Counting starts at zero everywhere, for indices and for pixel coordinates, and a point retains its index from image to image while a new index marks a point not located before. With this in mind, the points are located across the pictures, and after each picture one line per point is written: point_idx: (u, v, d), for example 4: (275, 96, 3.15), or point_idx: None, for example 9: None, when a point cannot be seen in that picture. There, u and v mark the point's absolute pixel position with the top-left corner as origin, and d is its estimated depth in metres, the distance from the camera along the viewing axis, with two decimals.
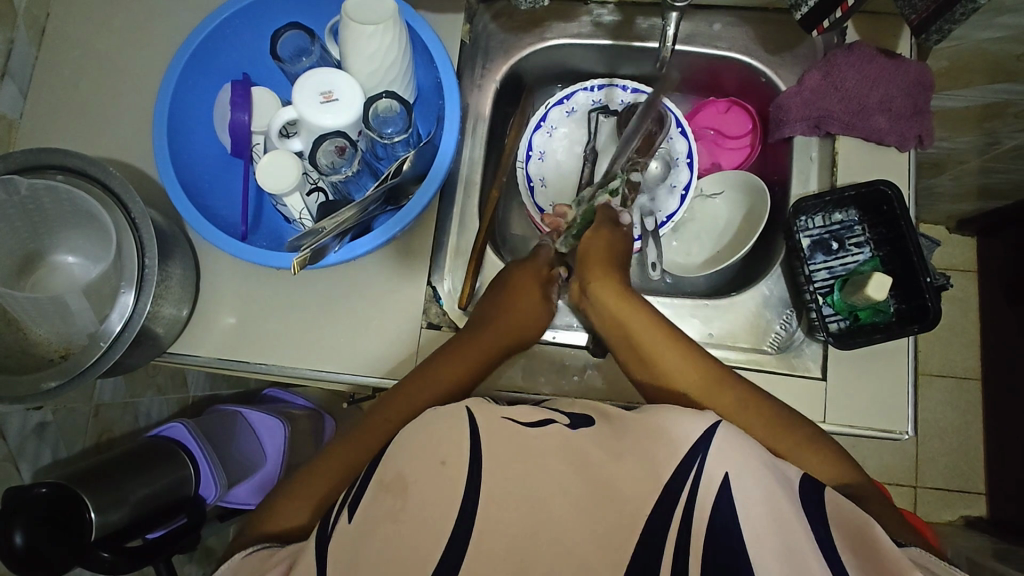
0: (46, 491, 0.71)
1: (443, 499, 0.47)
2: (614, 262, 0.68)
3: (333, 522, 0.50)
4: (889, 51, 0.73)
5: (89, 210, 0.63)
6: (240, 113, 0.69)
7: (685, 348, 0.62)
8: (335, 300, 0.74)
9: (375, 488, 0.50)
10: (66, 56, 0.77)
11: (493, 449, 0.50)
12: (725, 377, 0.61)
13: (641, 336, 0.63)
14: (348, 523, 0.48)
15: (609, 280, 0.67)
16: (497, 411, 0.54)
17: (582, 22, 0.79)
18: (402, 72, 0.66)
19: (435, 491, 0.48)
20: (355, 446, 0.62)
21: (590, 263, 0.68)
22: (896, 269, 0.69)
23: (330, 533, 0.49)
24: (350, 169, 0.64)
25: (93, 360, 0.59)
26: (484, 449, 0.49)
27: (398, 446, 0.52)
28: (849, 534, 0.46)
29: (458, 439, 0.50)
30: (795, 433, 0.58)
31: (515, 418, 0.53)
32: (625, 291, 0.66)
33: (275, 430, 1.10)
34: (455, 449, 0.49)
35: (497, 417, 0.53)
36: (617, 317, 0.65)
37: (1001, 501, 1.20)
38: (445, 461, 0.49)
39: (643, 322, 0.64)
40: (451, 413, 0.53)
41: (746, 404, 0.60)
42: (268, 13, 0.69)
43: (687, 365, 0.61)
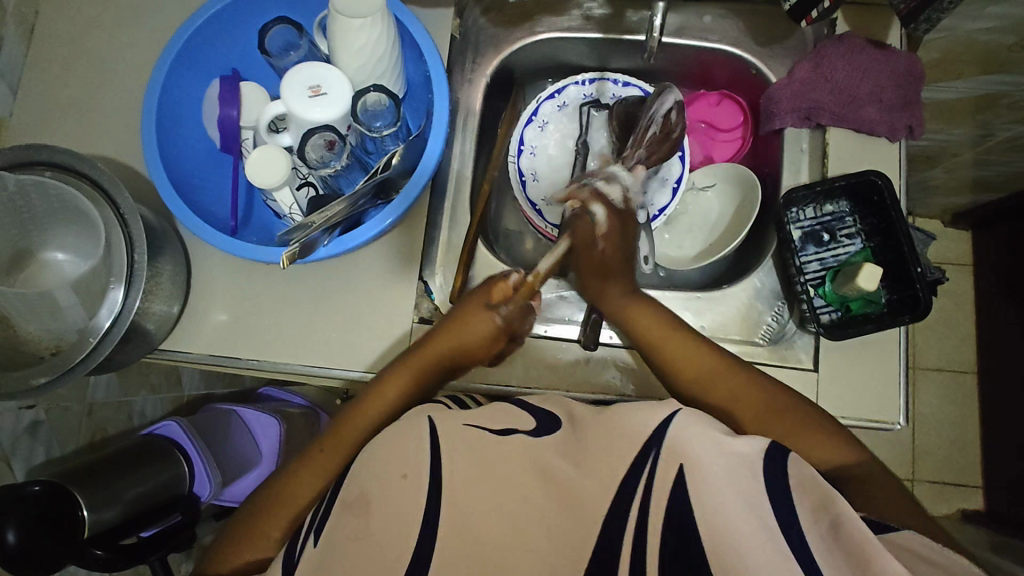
0: (39, 489, 0.71)
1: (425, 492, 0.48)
2: (615, 259, 0.69)
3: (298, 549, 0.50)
4: (878, 42, 0.73)
5: (78, 207, 0.63)
6: (228, 108, 0.70)
7: (694, 338, 0.65)
8: (327, 296, 0.74)
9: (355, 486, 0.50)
10: (55, 53, 0.77)
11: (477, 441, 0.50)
12: (726, 362, 0.63)
13: (653, 331, 0.65)
14: (313, 548, 0.49)
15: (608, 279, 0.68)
16: (458, 417, 0.53)
17: (572, 16, 0.79)
18: (392, 66, 0.66)
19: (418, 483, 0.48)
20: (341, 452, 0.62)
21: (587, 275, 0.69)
22: (886, 259, 0.69)
23: (296, 558, 0.49)
24: (339, 163, 0.65)
25: (84, 356, 0.59)
26: (451, 449, 0.49)
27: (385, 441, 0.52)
28: (816, 514, 0.44)
29: (415, 449, 0.50)
30: (800, 421, 0.58)
31: (477, 424, 0.52)
32: (625, 288, 0.68)
33: (270, 429, 1.10)
34: (415, 463, 0.49)
35: (461, 424, 0.52)
36: (620, 309, 0.67)
37: (997, 494, 1.20)
38: (405, 475, 0.49)
39: (648, 314, 0.66)
40: (411, 422, 0.53)
41: (751, 390, 0.61)
42: (255, 8, 0.69)
43: (696, 360, 0.63)
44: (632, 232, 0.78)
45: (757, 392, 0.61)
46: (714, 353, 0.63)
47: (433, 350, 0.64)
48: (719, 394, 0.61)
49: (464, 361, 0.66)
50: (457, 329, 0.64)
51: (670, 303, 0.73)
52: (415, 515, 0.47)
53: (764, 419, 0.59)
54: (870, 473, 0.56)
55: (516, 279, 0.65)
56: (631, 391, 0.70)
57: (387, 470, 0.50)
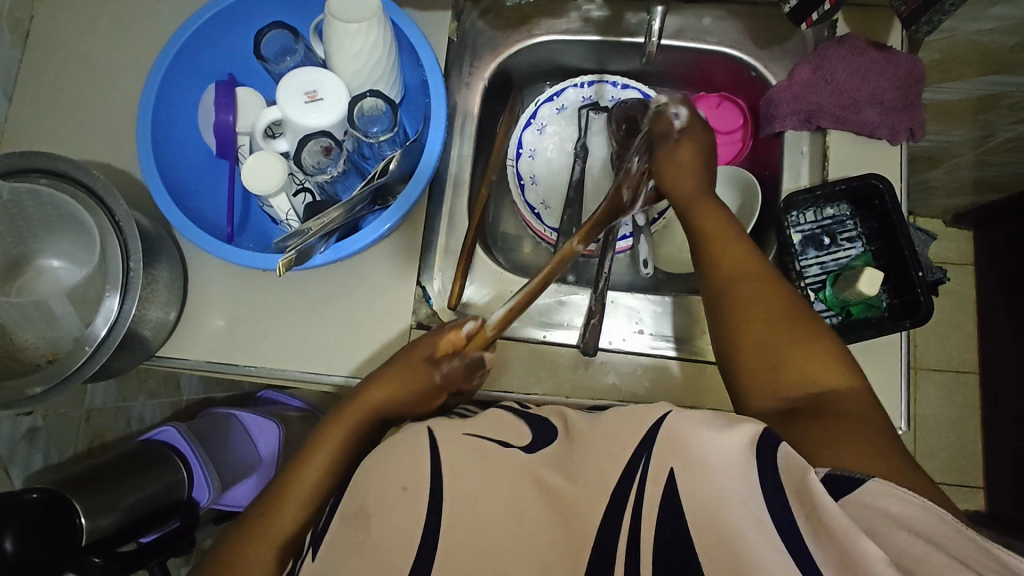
0: (37, 496, 0.70)
1: (423, 512, 0.45)
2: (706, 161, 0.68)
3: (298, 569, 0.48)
4: (879, 44, 0.72)
5: (73, 214, 0.62)
6: (224, 113, 0.68)
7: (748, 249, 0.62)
8: (324, 303, 0.73)
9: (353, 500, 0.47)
10: (51, 58, 0.76)
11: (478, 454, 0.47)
12: (763, 279, 0.60)
13: (709, 226, 0.64)
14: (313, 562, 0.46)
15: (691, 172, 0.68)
16: (457, 426, 0.50)
17: (571, 18, 0.78)
18: (388, 71, 0.65)
19: (414, 500, 0.45)
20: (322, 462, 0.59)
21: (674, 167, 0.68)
22: (888, 263, 0.68)
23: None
24: (336, 169, 0.64)
25: (80, 364, 0.59)
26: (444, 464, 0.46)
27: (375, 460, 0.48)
28: (801, 499, 0.39)
29: (413, 462, 0.47)
30: (809, 354, 0.55)
31: (478, 435, 0.49)
32: (703, 188, 0.67)
33: (269, 434, 1.10)
34: (413, 473, 0.46)
35: (459, 435, 0.49)
36: (690, 207, 0.66)
37: (999, 494, 1.19)
38: (405, 487, 0.45)
39: (714, 216, 0.65)
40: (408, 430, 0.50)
41: (779, 311, 0.57)
42: (251, 13, 0.68)
43: (737, 252, 0.62)
44: (632, 235, 0.78)
45: (788, 305, 0.58)
46: (761, 262, 0.61)
47: (376, 398, 0.61)
48: (748, 291, 0.59)
49: (397, 418, 0.62)
50: (398, 383, 0.61)
51: (672, 307, 0.73)
52: None
53: (774, 338, 0.56)
54: (861, 412, 0.52)
55: (471, 329, 0.64)
56: (631, 396, 0.69)
57: (384, 483, 0.46)
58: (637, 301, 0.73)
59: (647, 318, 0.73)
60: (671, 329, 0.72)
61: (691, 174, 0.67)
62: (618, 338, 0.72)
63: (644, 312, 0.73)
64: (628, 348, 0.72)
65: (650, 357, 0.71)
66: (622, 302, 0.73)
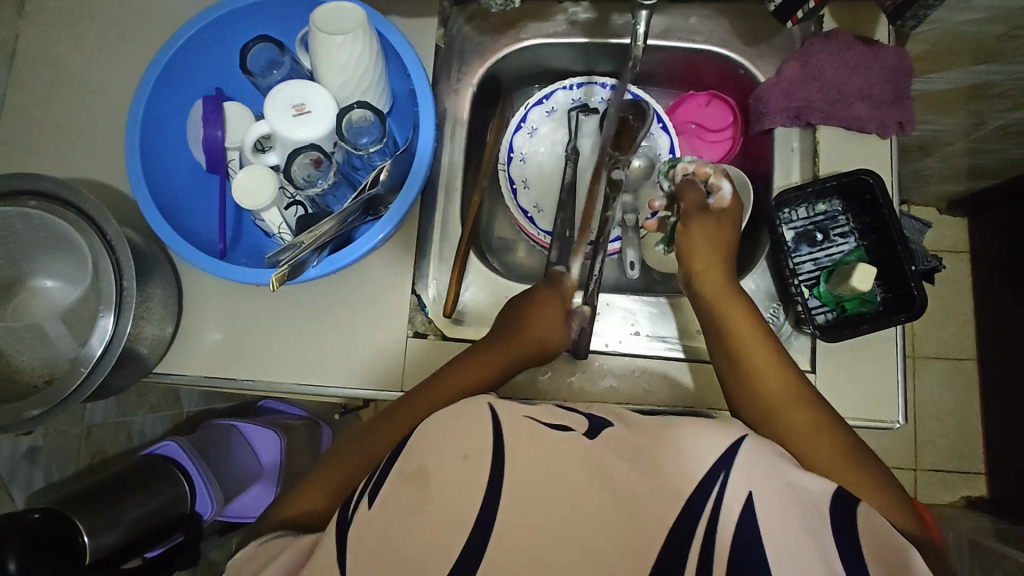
0: (39, 516, 0.71)
1: (486, 477, 0.47)
2: (728, 252, 0.69)
3: (353, 506, 0.49)
4: (866, 38, 0.72)
5: (64, 235, 0.62)
6: (212, 129, 0.68)
7: (780, 357, 0.63)
8: (320, 315, 0.73)
9: (413, 459, 0.49)
10: (37, 78, 0.76)
11: (519, 440, 0.49)
12: (800, 389, 0.61)
13: (745, 335, 0.64)
14: (367, 509, 0.47)
15: (714, 264, 0.68)
16: (519, 410, 0.53)
17: (557, 21, 0.78)
18: (375, 82, 0.65)
19: (478, 468, 0.47)
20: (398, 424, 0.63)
21: (693, 255, 0.69)
22: (880, 258, 0.68)
23: (350, 518, 0.48)
24: (326, 181, 0.64)
25: (76, 385, 0.59)
26: (509, 440, 0.49)
27: (437, 425, 0.50)
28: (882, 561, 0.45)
29: (481, 432, 0.49)
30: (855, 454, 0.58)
31: (537, 420, 0.52)
32: (728, 286, 0.67)
33: (270, 444, 1.09)
34: (479, 443, 0.48)
35: (520, 417, 0.51)
36: (717, 311, 0.66)
37: (1000, 480, 1.20)
38: (468, 455, 0.47)
39: (737, 315, 0.65)
40: (473, 405, 0.52)
41: (819, 425, 0.59)
42: (236, 26, 0.68)
43: (772, 362, 0.62)
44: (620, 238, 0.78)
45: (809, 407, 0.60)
46: (778, 363, 0.62)
47: (510, 348, 0.67)
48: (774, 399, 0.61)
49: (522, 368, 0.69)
50: (539, 330, 0.68)
51: (670, 308, 0.73)
52: None
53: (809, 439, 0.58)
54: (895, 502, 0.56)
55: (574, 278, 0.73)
56: (630, 398, 0.69)
57: (441, 453, 0.48)
58: (631, 303, 0.73)
59: (643, 319, 0.73)
60: (665, 330, 0.72)
61: (717, 270, 0.68)
62: (614, 340, 0.72)
63: (639, 313, 0.73)
64: (625, 350, 0.72)
65: (647, 358, 0.71)
66: (617, 304, 0.73)
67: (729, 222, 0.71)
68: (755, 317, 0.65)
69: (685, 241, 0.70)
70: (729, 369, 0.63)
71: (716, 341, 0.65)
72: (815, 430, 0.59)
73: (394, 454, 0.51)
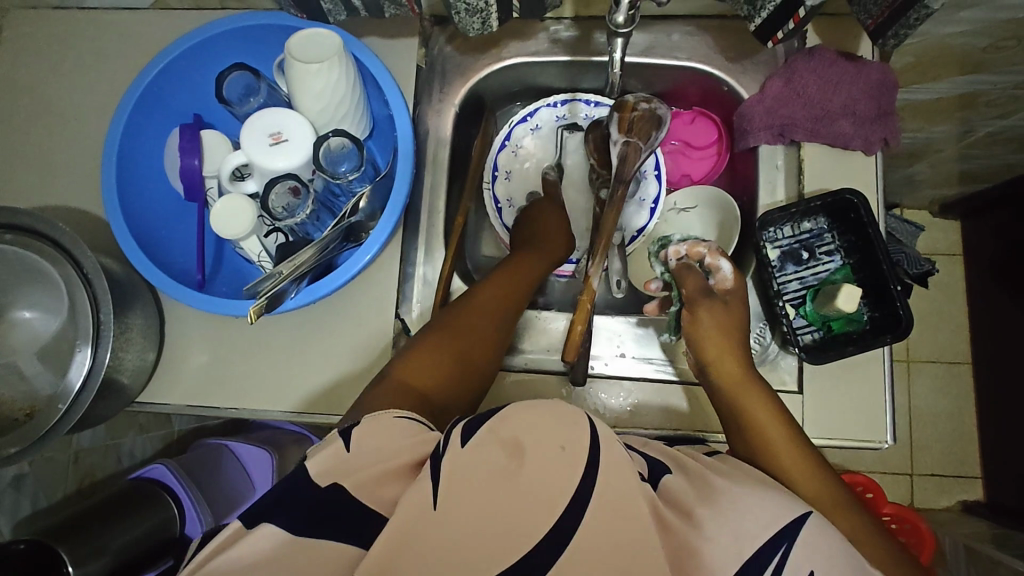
0: (25, 546, 0.72)
1: (575, 481, 0.41)
2: (738, 334, 0.64)
3: (441, 443, 0.44)
4: (849, 54, 0.72)
5: (41, 270, 0.62)
6: (189, 158, 0.68)
7: (813, 457, 0.56)
8: (303, 342, 0.72)
9: (506, 428, 0.43)
10: (14, 106, 0.75)
11: (608, 465, 0.42)
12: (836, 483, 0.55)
13: (771, 434, 0.58)
14: (461, 450, 0.42)
15: (730, 345, 0.63)
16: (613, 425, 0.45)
17: (539, 39, 0.77)
18: (353, 107, 0.64)
19: (575, 464, 0.41)
20: (466, 323, 0.63)
21: (706, 338, 0.64)
22: (866, 277, 0.68)
23: (437, 456, 0.43)
24: (305, 211, 0.63)
25: (54, 422, 0.58)
26: (603, 453, 0.42)
27: (530, 408, 0.44)
28: None
29: (578, 428, 0.43)
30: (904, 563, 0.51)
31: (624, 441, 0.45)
32: (747, 373, 0.62)
33: (263, 462, 1.05)
34: (572, 433, 0.42)
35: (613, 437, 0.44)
36: (738, 397, 0.61)
37: (997, 485, 1.19)
38: (564, 446, 0.42)
39: (759, 401, 0.60)
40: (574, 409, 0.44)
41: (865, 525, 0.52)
42: (212, 54, 0.67)
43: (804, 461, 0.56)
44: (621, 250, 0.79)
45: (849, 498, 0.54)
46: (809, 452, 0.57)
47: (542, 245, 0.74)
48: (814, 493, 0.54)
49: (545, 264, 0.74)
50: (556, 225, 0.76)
51: (652, 329, 0.73)
52: None
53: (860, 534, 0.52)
54: None
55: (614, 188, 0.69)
56: (617, 421, 0.69)
57: (537, 437, 0.43)
58: (618, 325, 0.73)
59: (629, 341, 0.73)
60: (650, 351, 0.72)
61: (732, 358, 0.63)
62: (601, 362, 0.72)
63: (625, 336, 0.73)
64: (611, 372, 0.71)
65: (633, 381, 0.70)
66: (603, 326, 0.73)
67: (736, 303, 0.66)
68: (776, 401, 0.61)
69: (694, 325, 0.65)
70: (750, 455, 0.58)
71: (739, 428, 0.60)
72: (863, 543, 0.51)
73: (487, 415, 0.45)
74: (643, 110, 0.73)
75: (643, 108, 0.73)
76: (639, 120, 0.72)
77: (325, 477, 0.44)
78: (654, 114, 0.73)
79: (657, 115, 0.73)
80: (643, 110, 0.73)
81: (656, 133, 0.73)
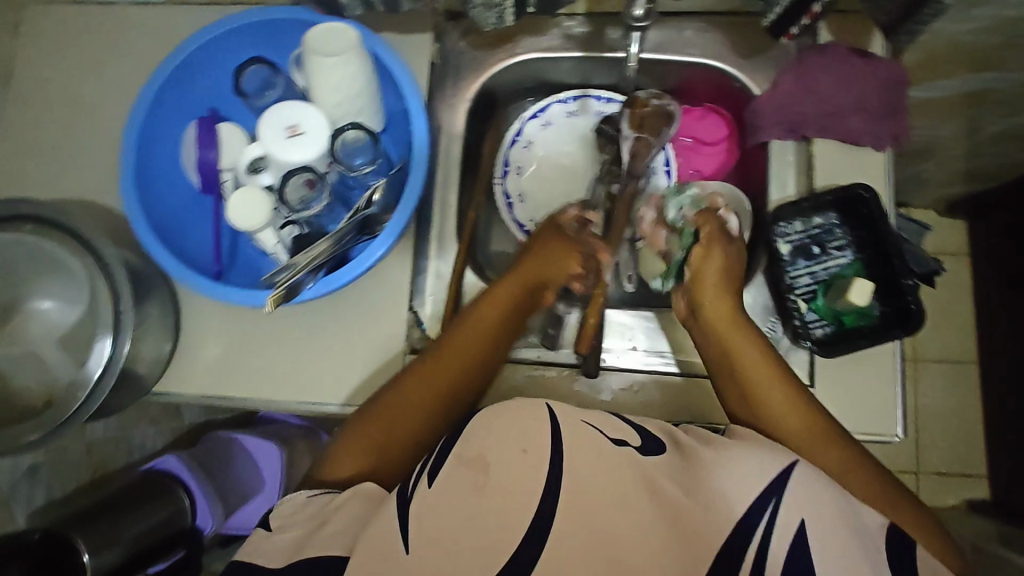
0: (39, 536, 0.75)
1: (546, 477, 0.46)
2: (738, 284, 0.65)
3: (413, 484, 0.48)
4: (861, 50, 0.72)
5: (62, 260, 0.63)
6: (207, 150, 0.69)
7: (794, 387, 0.59)
8: (316, 334, 0.73)
9: (471, 444, 0.48)
10: (32, 99, 0.76)
11: (580, 447, 0.47)
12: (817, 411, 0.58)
13: (758, 371, 0.59)
14: (427, 489, 0.47)
15: (720, 292, 0.64)
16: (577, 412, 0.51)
17: (552, 35, 0.78)
18: (369, 101, 0.65)
19: (539, 464, 0.46)
20: (439, 368, 0.62)
21: (703, 282, 0.64)
22: (877, 272, 0.69)
23: (410, 496, 0.48)
24: (321, 203, 0.64)
25: (74, 409, 0.59)
26: (568, 445, 0.47)
27: (496, 412, 0.49)
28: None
29: (541, 429, 0.48)
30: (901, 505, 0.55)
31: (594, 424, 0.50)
32: (739, 315, 0.63)
33: (271, 456, 1.06)
34: (534, 437, 0.47)
35: (580, 421, 0.49)
36: (726, 337, 0.62)
37: (1004, 484, 1.19)
38: (526, 450, 0.47)
39: (744, 341, 0.61)
40: (534, 404, 0.50)
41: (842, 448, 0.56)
42: (230, 49, 0.68)
43: (809, 420, 0.57)
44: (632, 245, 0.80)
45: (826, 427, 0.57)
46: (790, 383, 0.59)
47: (525, 275, 0.66)
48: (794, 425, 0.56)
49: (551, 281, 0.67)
50: (549, 253, 0.67)
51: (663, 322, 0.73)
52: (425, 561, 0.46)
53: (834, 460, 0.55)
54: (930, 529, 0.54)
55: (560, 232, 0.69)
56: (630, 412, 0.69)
57: (502, 445, 0.47)
58: (629, 319, 0.74)
59: (640, 335, 0.73)
60: (661, 344, 0.72)
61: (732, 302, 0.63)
62: (613, 355, 0.72)
63: (636, 329, 0.73)
64: (622, 365, 0.72)
65: (645, 374, 0.71)
66: (615, 320, 0.74)
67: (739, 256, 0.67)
68: (762, 337, 0.62)
69: (699, 269, 0.65)
70: (735, 391, 0.60)
71: (724, 367, 0.61)
72: (844, 474, 0.55)
73: (451, 437, 0.50)
74: (655, 106, 0.74)
75: (658, 103, 0.74)
76: (651, 115, 0.74)
77: (278, 565, 0.49)
78: (667, 110, 0.74)
79: (669, 110, 0.74)
80: (656, 106, 0.74)
81: (666, 129, 0.74)
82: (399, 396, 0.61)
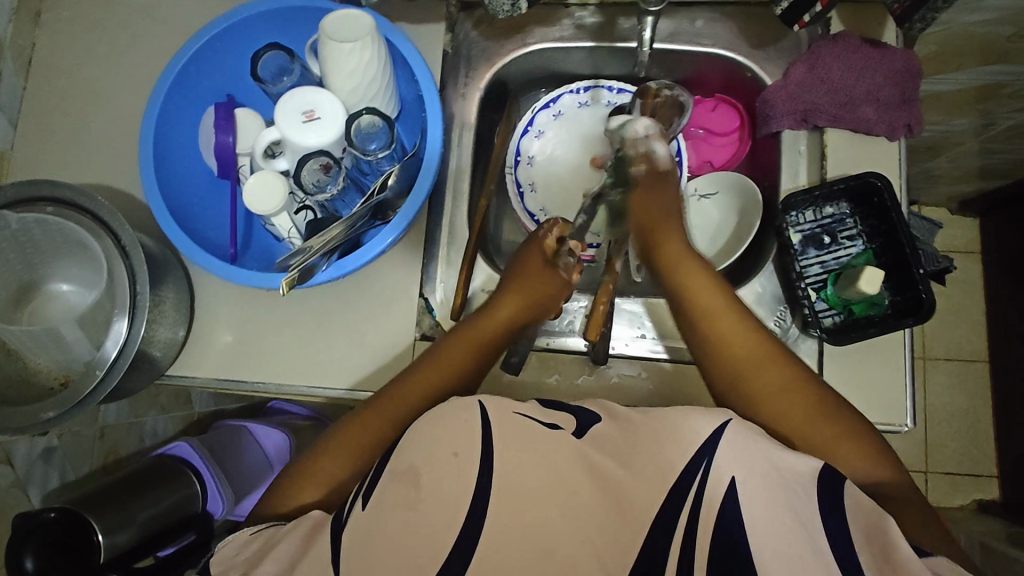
0: (55, 515, 0.73)
1: (488, 480, 0.49)
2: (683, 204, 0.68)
3: (347, 511, 0.50)
4: (873, 40, 0.72)
5: (81, 241, 0.63)
6: (224, 135, 0.70)
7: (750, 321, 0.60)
8: (328, 320, 0.74)
9: (403, 459, 0.51)
10: (52, 85, 0.77)
11: (515, 436, 0.51)
12: (773, 353, 0.58)
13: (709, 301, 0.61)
14: (361, 510, 0.49)
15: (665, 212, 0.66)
16: (509, 404, 0.54)
17: (563, 25, 0.78)
18: (384, 88, 0.66)
19: (467, 466, 0.49)
20: (429, 386, 0.62)
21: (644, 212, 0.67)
22: (888, 262, 0.68)
23: (344, 521, 0.49)
24: (335, 187, 0.65)
25: (91, 388, 0.60)
26: (504, 438, 0.51)
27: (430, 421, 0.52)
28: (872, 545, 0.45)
29: (468, 432, 0.51)
30: (842, 430, 0.54)
31: (528, 413, 0.54)
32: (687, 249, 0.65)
33: (281, 444, 1.07)
34: (465, 441, 0.50)
35: (511, 412, 0.53)
36: (677, 276, 0.63)
37: (1014, 484, 1.18)
38: (457, 453, 0.50)
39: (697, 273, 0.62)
40: (466, 403, 0.53)
41: (798, 390, 0.56)
42: (249, 36, 0.69)
43: (752, 347, 0.58)
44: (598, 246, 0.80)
45: (781, 374, 0.57)
46: (744, 320, 0.59)
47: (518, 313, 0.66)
48: (750, 374, 0.57)
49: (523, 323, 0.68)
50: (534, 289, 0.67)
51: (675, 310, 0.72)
52: (444, 533, 0.47)
53: (793, 409, 0.55)
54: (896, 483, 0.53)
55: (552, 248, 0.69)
56: (636, 397, 0.70)
57: (433, 452, 0.50)
58: (637, 305, 0.73)
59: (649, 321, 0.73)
60: (670, 331, 0.72)
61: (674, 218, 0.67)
62: (621, 343, 0.72)
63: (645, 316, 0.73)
64: (631, 353, 0.72)
65: (653, 361, 0.71)
66: (625, 307, 0.73)
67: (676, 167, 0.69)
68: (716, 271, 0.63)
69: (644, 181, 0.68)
70: (694, 333, 0.61)
71: (680, 309, 0.62)
72: (797, 418, 0.55)
73: (384, 459, 0.52)
74: (667, 96, 0.75)
75: (671, 91, 0.75)
76: (664, 105, 0.74)
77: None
78: (682, 99, 0.75)
79: (682, 100, 0.75)
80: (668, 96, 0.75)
81: (677, 119, 0.75)
82: (381, 409, 0.60)
